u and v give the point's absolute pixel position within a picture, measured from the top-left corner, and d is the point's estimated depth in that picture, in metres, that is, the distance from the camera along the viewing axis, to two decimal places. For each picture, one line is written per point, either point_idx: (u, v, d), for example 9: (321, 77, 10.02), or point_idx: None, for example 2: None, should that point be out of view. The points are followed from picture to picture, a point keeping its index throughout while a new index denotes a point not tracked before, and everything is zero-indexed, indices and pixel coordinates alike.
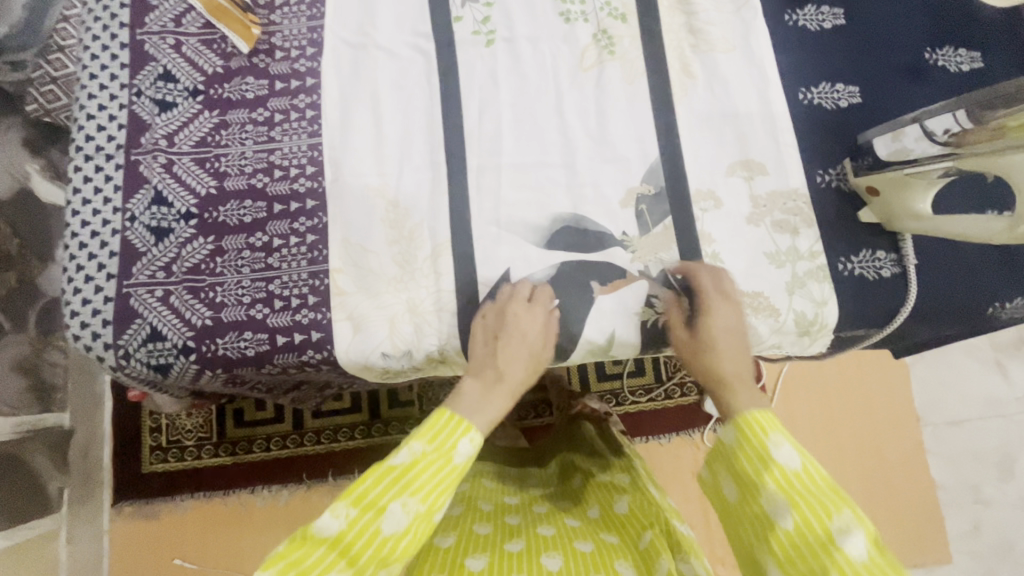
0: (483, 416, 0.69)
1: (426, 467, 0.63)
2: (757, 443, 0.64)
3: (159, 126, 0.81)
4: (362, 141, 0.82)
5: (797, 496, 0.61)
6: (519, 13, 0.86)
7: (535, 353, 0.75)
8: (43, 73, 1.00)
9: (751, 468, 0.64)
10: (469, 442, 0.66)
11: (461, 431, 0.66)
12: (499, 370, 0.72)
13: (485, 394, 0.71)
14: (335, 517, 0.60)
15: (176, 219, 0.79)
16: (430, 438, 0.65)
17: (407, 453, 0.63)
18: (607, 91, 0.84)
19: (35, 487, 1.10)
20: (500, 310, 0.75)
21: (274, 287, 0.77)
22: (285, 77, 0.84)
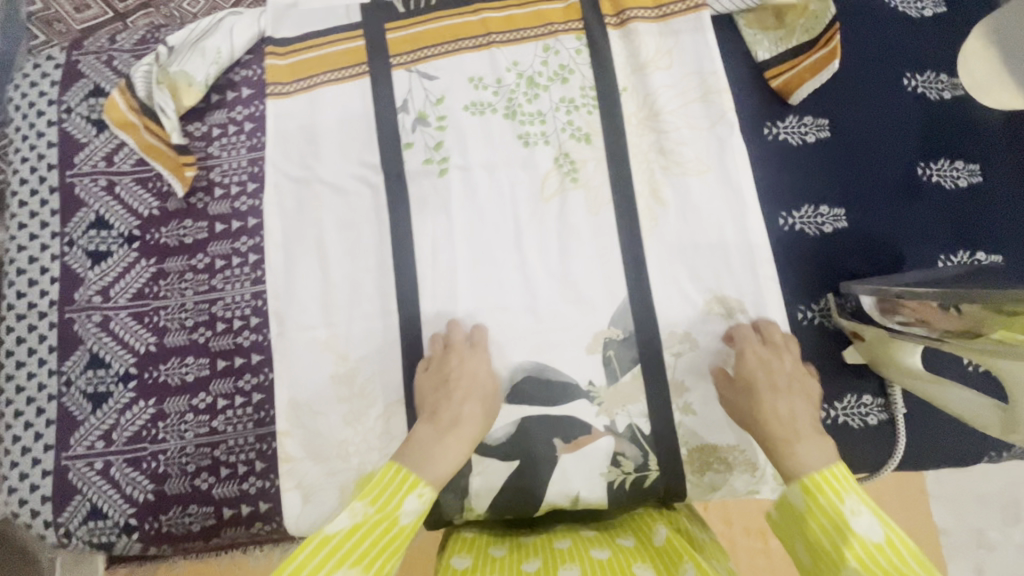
0: (439, 467, 0.60)
1: (366, 534, 0.53)
2: (829, 508, 0.54)
3: (92, 279, 0.76)
4: (308, 287, 0.76)
5: (883, 573, 0.49)
6: (474, 137, 0.79)
7: (480, 396, 0.70)
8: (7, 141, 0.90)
9: (828, 543, 0.53)
10: (418, 499, 0.57)
11: (409, 486, 0.57)
12: (456, 418, 0.66)
13: (435, 439, 0.63)
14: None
15: (115, 381, 0.74)
16: (373, 498, 0.56)
17: (348, 516, 0.54)
18: (570, 222, 0.78)
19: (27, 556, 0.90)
20: (443, 356, 0.72)
21: (219, 453, 0.73)
22: (225, 217, 0.78)
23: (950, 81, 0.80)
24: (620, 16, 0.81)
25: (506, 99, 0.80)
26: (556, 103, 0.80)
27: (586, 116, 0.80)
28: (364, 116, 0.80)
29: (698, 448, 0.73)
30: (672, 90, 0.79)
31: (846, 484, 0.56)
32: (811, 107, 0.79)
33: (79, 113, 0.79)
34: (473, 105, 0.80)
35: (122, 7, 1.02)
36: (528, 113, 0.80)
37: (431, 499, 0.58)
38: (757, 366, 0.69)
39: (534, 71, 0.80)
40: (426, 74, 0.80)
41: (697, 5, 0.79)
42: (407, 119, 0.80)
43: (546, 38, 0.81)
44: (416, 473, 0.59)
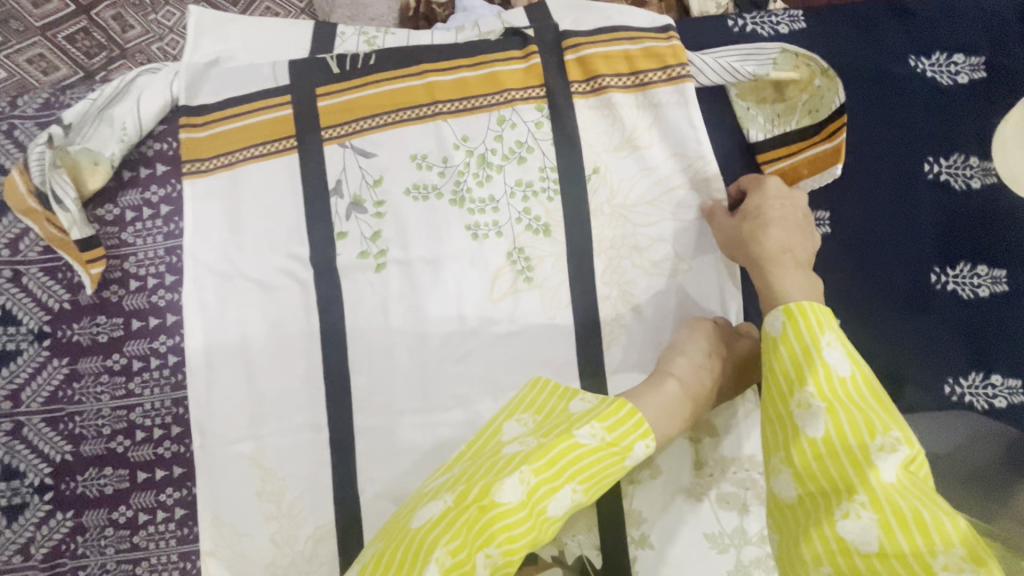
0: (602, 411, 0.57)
1: (601, 459, 0.53)
2: (798, 334, 0.51)
3: (2, 382, 0.70)
4: (230, 395, 0.70)
5: (840, 403, 0.48)
6: (416, 227, 0.69)
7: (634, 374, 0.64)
8: None
9: (790, 370, 0.51)
10: (646, 446, 0.55)
11: (640, 432, 0.55)
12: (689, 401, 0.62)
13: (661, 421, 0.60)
14: (524, 480, 0.51)
15: (30, 492, 0.70)
16: (610, 426, 0.55)
17: (590, 433, 0.54)
18: (524, 328, 0.68)
19: None
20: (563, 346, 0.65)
21: (141, 570, 0.69)
22: (142, 313, 0.71)
23: (981, 166, 0.67)
24: (593, 82, 0.68)
25: (454, 182, 0.69)
26: (511, 187, 0.69)
27: (545, 203, 0.68)
28: (292, 200, 0.70)
29: None
30: (652, 173, 0.68)
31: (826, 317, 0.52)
32: (808, 197, 0.68)
33: None
34: (416, 187, 0.69)
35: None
36: (477, 199, 0.69)
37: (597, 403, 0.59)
38: (775, 198, 0.62)
39: (486, 148, 0.69)
40: (362, 150, 0.70)
41: (680, 75, 0.66)
42: (340, 203, 0.70)
43: (501, 108, 0.69)
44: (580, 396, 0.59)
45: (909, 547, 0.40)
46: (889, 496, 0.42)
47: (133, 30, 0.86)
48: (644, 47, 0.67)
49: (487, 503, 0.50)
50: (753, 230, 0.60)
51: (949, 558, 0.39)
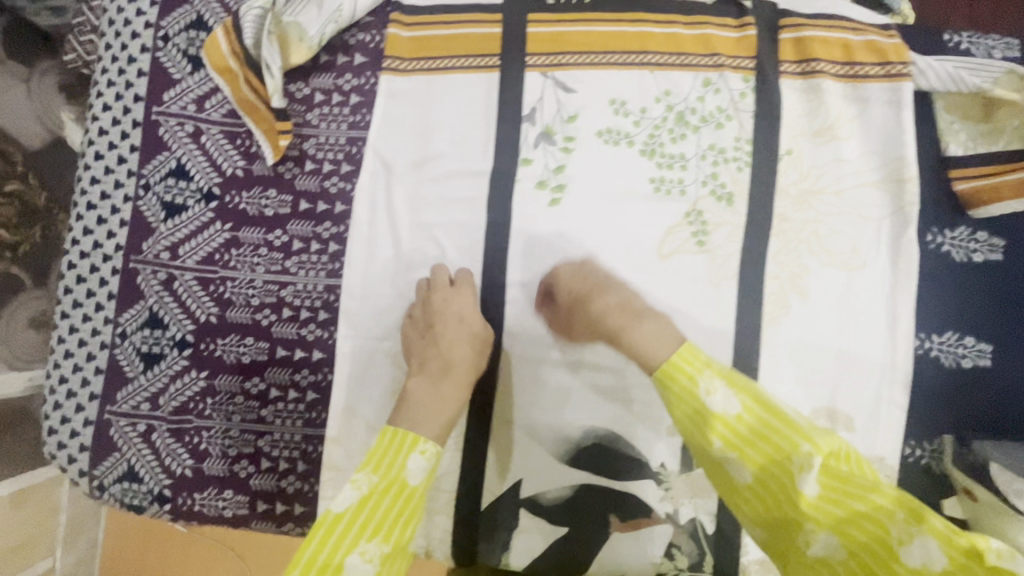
0: (434, 421, 0.61)
1: (374, 506, 0.54)
2: (685, 393, 0.54)
3: (164, 233, 0.71)
4: (385, 294, 0.71)
5: (832, 476, 0.49)
6: (602, 168, 0.70)
7: (480, 334, 0.68)
8: (84, 22, 0.80)
9: (732, 434, 0.52)
10: (421, 457, 0.57)
11: (409, 446, 0.57)
12: (447, 363, 0.66)
13: (436, 392, 0.64)
14: (365, 560, 0.52)
15: (170, 345, 0.70)
16: (375, 466, 0.56)
17: (352, 490, 0.54)
18: (685, 287, 0.70)
19: None
20: (424, 300, 0.69)
21: (263, 443, 0.70)
22: (312, 196, 0.71)
23: None
24: (805, 65, 0.69)
25: (648, 134, 0.70)
26: (704, 150, 0.70)
27: (734, 172, 0.70)
28: (485, 118, 0.71)
29: (759, 561, 0.68)
30: (844, 165, 0.69)
31: (697, 361, 0.56)
32: (988, 222, 0.68)
33: (176, 44, 0.71)
34: (608, 131, 0.70)
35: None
36: (669, 154, 0.70)
37: (435, 455, 0.58)
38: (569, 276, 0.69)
39: (687, 106, 0.70)
40: (563, 84, 0.70)
41: (898, 73, 0.67)
42: (531, 131, 0.71)
43: (708, 71, 0.70)
44: (414, 429, 0.59)
45: (870, 540, 0.47)
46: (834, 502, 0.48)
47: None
48: (865, 38, 0.68)
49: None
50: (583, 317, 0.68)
51: (902, 534, 0.45)
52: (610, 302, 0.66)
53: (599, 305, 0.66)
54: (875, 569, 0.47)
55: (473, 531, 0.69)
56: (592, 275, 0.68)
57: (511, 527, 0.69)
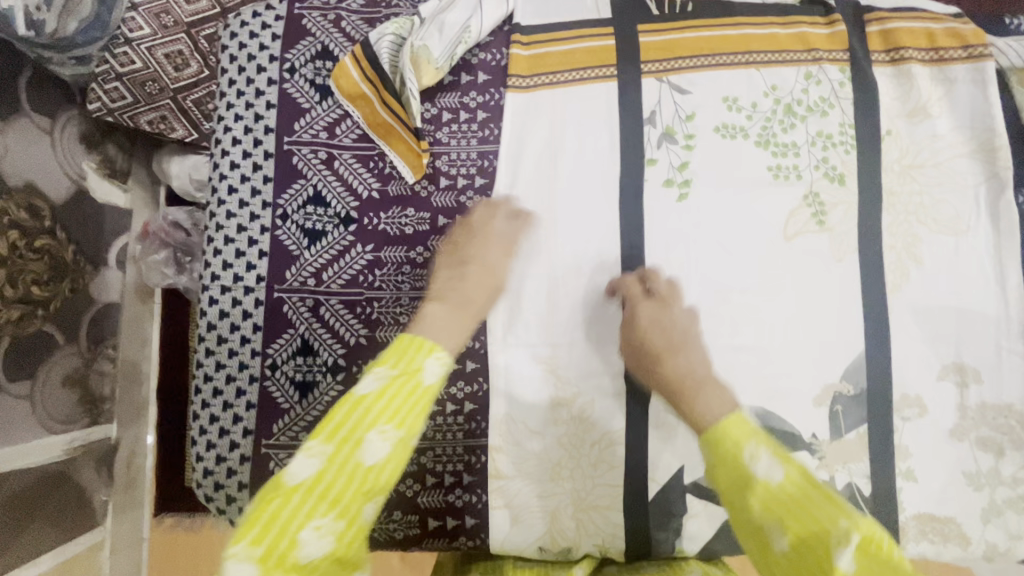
0: (451, 338, 0.55)
1: (393, 392, 0.50)
2: (729, 456, 0.51)
3: (307, 260, 0.71)
4: (530, 300, 0.73)
5: (783, 512, 0.47)
6: (722, 161, 0.75)
7: (497, 288, 0.63)
8: (108, 70, 0.90)
9: (731, 481, 0.51)
10: (437, 360, 0.52)
11: (425, 350, 0.52)
12: (464, 297, 0.59)
13: (450, 316, 0.57)
14: (384, 438, 0.49)
15: (323, 371, 0.70)
16: (392, 360, 0.52)
17: (372, 378, 0.51)
18: (811, 264, 0.74)
19: (82, 499, 1.02)
20: (467, 234, 0.66)
21: (426, 459, 0.71)
22: (449, 210, 0.73)
23: None
24: (893, 53, 0.76)
25: (761, 125, 0.75)
26: (813, 136, 0.75)
27: (842, 154, 0.75)
28: (609, 122, 0.74)
29: (915, 517, 0.72)
30: (939, 141, 0.75)
31: (743, 428, 0.53)
32: None
33: (303, 75, 0.73)
34: (724, 127, 0.75)
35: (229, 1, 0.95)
36: (782, 143, 0.75)
37: (451, 360, 0.53)
38: (653, 324, 0.66)
39: (793, 98, 0.75)
40: (678, 87, 0.75)
41: (980, 55, 0.74)
42: (653, 132, 0.74)
43: (808, 65, 0.76)
44: (431, 338, 0.54)
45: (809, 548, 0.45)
46: (801, 502, 0.47)
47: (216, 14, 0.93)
48: (945, 27, 0.76)
49: (349, 451, 0.48)
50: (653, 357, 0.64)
51: (840, 533, 0.43)
52: (683, 361, 0.62)
53: (670, 366, 0.63)
54: None
55: (645, 523, 0.71)
56: (671, 334, 0.65)
57: (681, 515, 0.71)
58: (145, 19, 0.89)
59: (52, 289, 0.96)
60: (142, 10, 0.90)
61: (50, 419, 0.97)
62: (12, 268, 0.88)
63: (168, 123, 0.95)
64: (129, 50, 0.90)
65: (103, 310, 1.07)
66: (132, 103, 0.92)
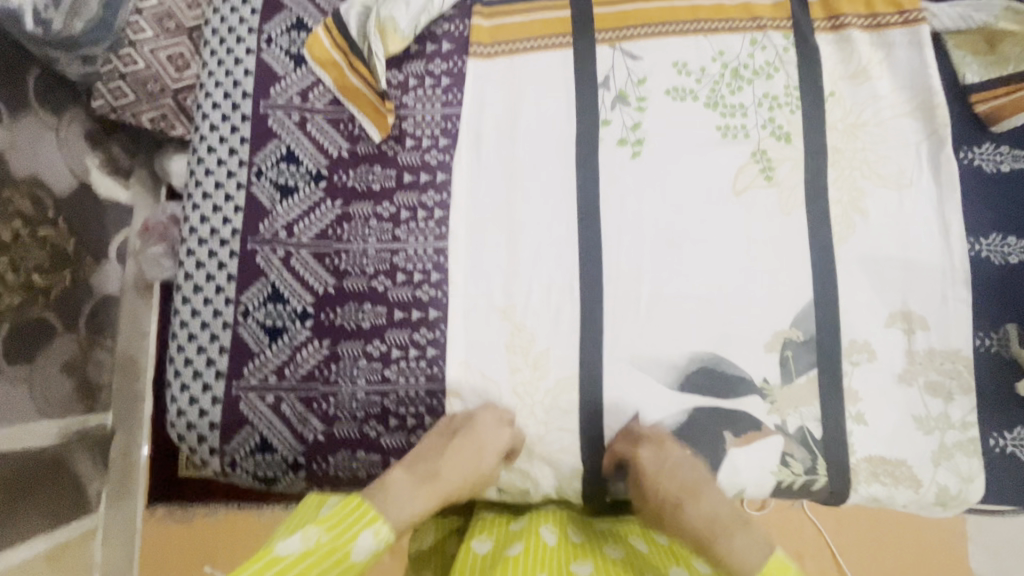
0: (398, 515, 0.62)
1: (316, 562, 0.56)
2: None
3: (279, 213, 0.75)
4: (490, 251, 0.76)
5: None
6: (673, 121, 0.79)
7: (477, 474, 0.69)
8: (112, 70, 0.96)
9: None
10: (372, 536, 0.59)
11: (365, 521, 0.59)
12: (436, 470, 0.67)
13: (410, 492, 0.64)
14: None
15: (292, 317, 0.74)
16: (330, 526, 0.58)
17: (299, 540, 0.56)
18: (760, 218, 0.78)
19: (78, 487, 1.08)
20: (468, 416, 0.71)
21: (389, 402, 0.73)
22: (414, 168, 0.78)
23: None
24: (833, 20, 0.81)
25: (709, 88, 0.79)
26: (759, 98, 0.79)
27: (788, 115, 0.79)
28: (565, 86, 0.79)
29: (867, 459, 0.73)
30: (881, 101, 0.79)
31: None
32: (1010, 137, 0.79)
33: (279, 45, 0.78)
34: (675, 90, 0.79)
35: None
36: (730, 104, 0.79)
37: (385, 540, 0.60)
38: (681, 461, 0.69)
39: (740, 63, 0.80)
40: (630, 54, 0.80)
41: (915, 19, 0.79)
42: (607, 95, 0.79)
43: (753, 32, 0.80)
44: (375, 509, 0.61)
45: None
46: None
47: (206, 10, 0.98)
48: None
49: None
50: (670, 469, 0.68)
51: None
52: (697, 511, 0.65)
53: (688, 514, 0.65)
54: None
55: (600, 465, 0.73)
56: (681, 476, 0.68)
57: None
58: (148, 22, 0.96)
59: (54, 278, 1.02)
60: (146, 14, 0.96)
61: (49, 406, 1.01)
62: (15, 255, 0.93)
63: (168, 121, 1.01)
64: (133, 51, 0.97)
65: (101, 302, 1.13)
66: (133, 100, 0.98)
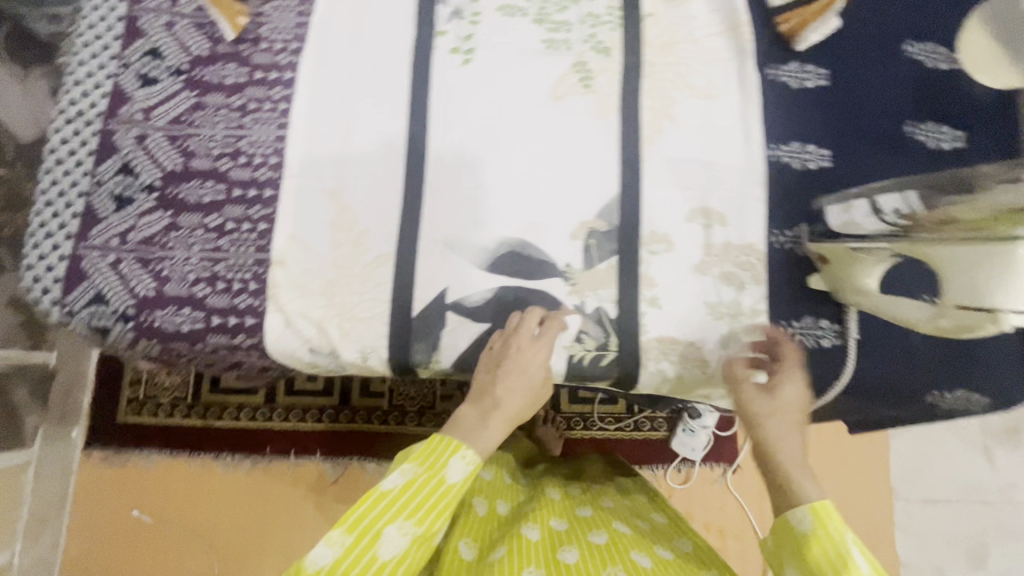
0: (480, 442, 0.70)
1: (419, 488, 0.66)
2: (825, 536, 0.62)
3: (138, 100, 0.85)
4: (327, 142, 0.84)
5: None
6: (503, 34, 0.87)
7: (536, 388, 0.76)
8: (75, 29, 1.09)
9: (832, 558, 0.62)
10: (462, 461, 0.68)
11: (451, 451, 0.68)
12: (497, 400, 0.73)
13: (481, 421, 0.72)
14: (399, 535, 0.65)
15: (140, 190, 0.82)
16: (420, 460, 0.68)
17: (398, 477, 0.67)
18: (577, 122, 0.84)
19: (13, 418, 1.19)
20: (505, 339, 0.75)
21: (219, 268, 0.80)
22: (265, 67, 0.86)
23: (949, 56, 0.86)
24: None
25: (538, 7, 0.88)
26: (583, 17, 0.87)
27: (609, 32, 0.86)
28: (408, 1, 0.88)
29: (658, 339, 0.78)
30: (696, 22, 0.87)
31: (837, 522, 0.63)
32: (813, 56, 0.85)
33: None
34: (506, 8, 0.88)
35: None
36: (556, 22, 0.87)
37: (474, 462, 0.69)
38: (792, 394, 0.72)
39: None
40: None
41: None
42: (445, 11, 0.88)
43: None
44: (459, 439, 0.70)
45: None
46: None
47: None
48: None
49: (368, 544, 0.64)
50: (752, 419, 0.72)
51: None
52: (767, 406, 0.71)
53: (765, 420, 0.70)
54: None
55: (407, 336, 0.78)
56: (752, 407, 0.71)
57: (439, 329, 0.79)
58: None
59: (8, 217, 1.08)
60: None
61: None
62: None
63: None
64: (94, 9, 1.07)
65: None
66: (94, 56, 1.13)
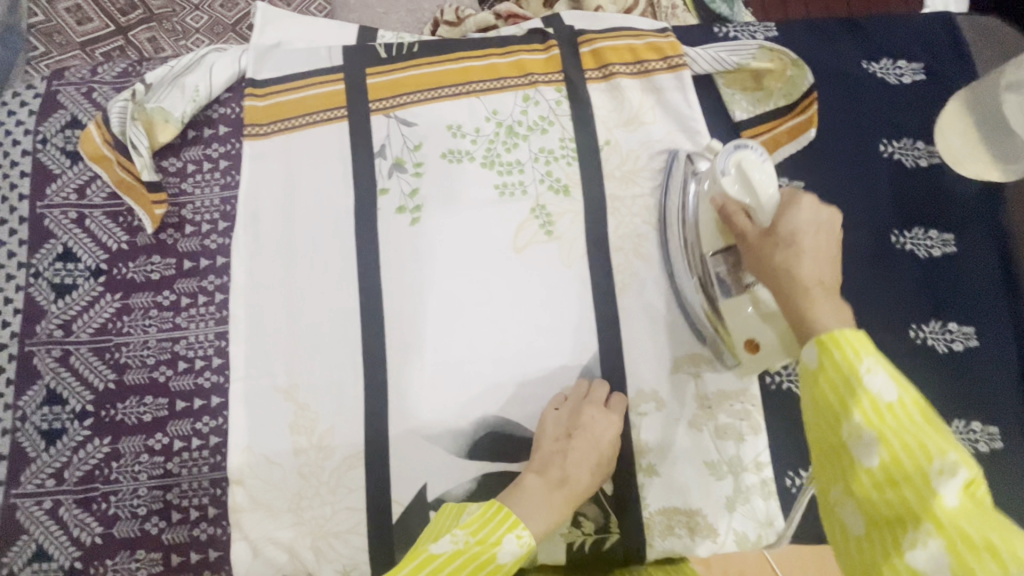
0: (538, 522, 0.62)
1: (465, 561, 0.57)
2: (840, 367, 0.47)
3: (55, 313, 0.76)
4: (273, 332, 0.76)
5: (889, 431, 0.43)
6: (450, 183, 0.79)
7: (600, 458, 0.69)
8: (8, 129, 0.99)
9: (834, 401, 0.47)
10: (516, 539, 0.60)
11: (507, 526, 0.60)
12: (565, 475, 0.67)
13: (544, 497, 0.65)
14: None
15: (71, 418, 0.73)
16: (474, 530, 0.59)
17: (449, 541, 0.58)
18: (542, 272, 0.77)
19: None
20: (576, 407, 0.71)
21: (171, 495, 0.72)
22: (194, 255, 0.78)
23: (927, 149, 0.80)
24: (604, 70, 0.82)
25: (485, 148, 0.80)
26: (535, 153, 0.80)
27: (565, 167, 0.79)
28: (341, 158, 0.80)
29: (660, 511, 0.72)
30: (658, 145, 0.80)
31: (864, 344, 0.47)
32: (785, 169, 0.79)
33: (55, 144, 0.80)
34: (451, 152, 0.80)
35: (125, 21, 1.06)
36: (506, 162, 0.80)
37: (529, 545, 0.60)
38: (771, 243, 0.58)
39: (514, 120, 0.80)
40: (404, 121, 0.81)
41: (677, 64, 0.81)
42: (384, 164, 0.79)
43: (525, 88, 0.81)
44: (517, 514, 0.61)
45: (910, 472, 0.42)
46: (908, 431, 0.43)
47: (165, 52, 1.07)
48: (646, 43, 0.82)
49: None
50: (784, 260, 0.56)
51: (945, 463, 0.41)
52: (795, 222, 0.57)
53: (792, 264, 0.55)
54: (911, 501, 0.41)
55: (389, 546, 0.72)
56: (771, 257, 0.57)
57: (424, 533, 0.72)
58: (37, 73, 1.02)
59: None
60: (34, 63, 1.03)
61: None
62: None
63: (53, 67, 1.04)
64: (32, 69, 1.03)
65: None
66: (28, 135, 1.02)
